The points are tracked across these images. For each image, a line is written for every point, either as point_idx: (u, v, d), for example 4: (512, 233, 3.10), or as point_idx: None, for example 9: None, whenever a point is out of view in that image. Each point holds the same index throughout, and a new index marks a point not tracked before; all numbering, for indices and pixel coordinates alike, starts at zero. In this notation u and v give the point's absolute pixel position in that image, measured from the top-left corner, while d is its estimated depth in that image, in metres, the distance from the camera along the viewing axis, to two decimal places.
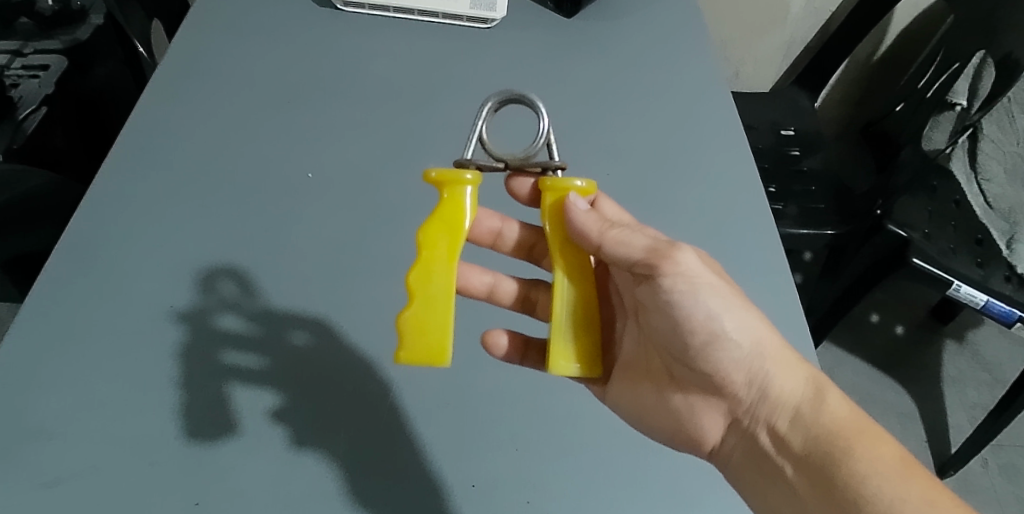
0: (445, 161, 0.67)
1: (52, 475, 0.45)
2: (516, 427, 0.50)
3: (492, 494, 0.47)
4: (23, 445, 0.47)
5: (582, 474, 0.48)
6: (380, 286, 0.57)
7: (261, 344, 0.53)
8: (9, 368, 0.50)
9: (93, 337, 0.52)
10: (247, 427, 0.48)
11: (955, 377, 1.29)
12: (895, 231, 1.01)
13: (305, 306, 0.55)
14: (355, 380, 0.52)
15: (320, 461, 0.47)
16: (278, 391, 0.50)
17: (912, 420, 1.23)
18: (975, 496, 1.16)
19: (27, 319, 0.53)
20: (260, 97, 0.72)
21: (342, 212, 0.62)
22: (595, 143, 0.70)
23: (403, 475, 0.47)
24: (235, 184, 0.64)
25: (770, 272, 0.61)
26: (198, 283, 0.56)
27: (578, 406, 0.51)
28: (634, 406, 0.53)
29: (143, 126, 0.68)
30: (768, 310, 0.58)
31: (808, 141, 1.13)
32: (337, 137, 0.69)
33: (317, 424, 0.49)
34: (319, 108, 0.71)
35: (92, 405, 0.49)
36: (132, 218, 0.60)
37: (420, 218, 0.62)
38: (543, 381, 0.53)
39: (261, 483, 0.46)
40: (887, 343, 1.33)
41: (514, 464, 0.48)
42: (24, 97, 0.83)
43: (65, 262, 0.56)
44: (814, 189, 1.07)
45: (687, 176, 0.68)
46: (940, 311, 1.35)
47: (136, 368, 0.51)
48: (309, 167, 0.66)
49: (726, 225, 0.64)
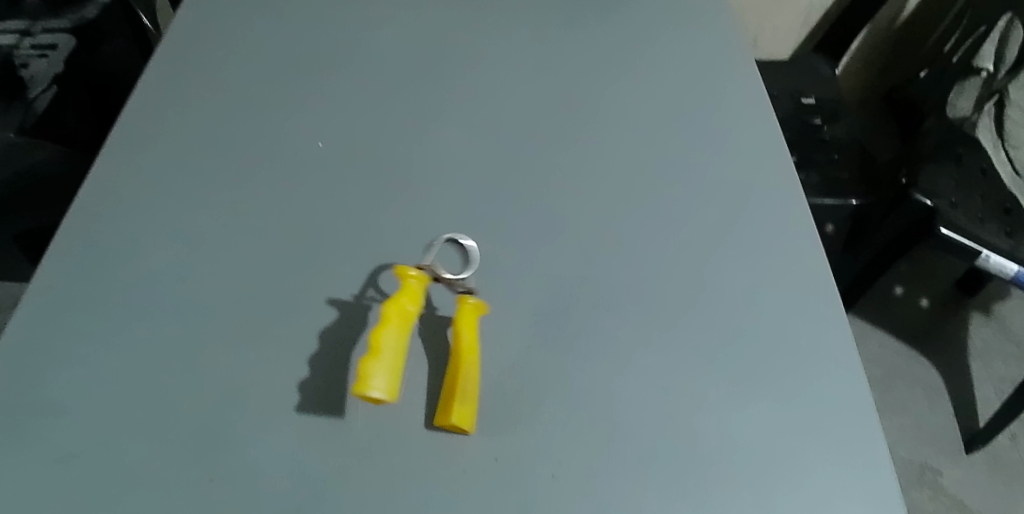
0: (471, 125, 0.63)
1: (62, 451, 0.39)
2: (553, 383, 0.44)
3: (521, 465, 0.40)
4: (32, 419, 0.40)
5: (626, 435, 0.42)
6: (405, 247, 0.51)
7: (204, 332, 0.44)
8: (12, 334, 0.43)
9: (72, 287, 0.46)
10: (184, 462, 0.39)
11: (981, 349, 1.26)
12: (920, 201, 1.00)
13: (313, 258, 0.49)
14: (317, 375, 0.43)
15: (324, 429, 0.40)
16: (222, 413, 0.41)
17: (939, 393, 1.21)
18: (1004, 470, 1.13)
19: (33, 281, 0.46)
20: (270, 58, 0.67)
21: (364, 175, 0.57)
22: (621, 106, 0.67)
23: (415, 443, 0.41)
24: (252, 144, 0.58)
25: (792, 244, 0.55)
26: (218, 242, 0.50)
27: (603, 372, 0.45)
28: (631, 472, 0.41)
29: (148, 85, 0.62)
30: (798, 277, 0.53)
31: (830, 108, 1.10)
32: (355, 99, 0.63)
33: (300, 407, 0.41)
34: (332, 70, 0.66)
35: (75, 362, 0.42)
36: (121, 164, 0.55)
37: (450, 181, 0.57)
38: (550, 356, 0.45)
39: (247, 462, 0.39)
40: (913, 316, 1.29)
41: (568, 429, 0.42)
42: (34, 77, 0.86)
43: (71, 222, 0.50)
44: (837, 157, 1.05)
45: (726, 141, 0.64)
46: (966, 283, 1.32)
47: (118, 321, 0.45)
48: (321, 136, 0.59)
49: (764, 194, 0.59)
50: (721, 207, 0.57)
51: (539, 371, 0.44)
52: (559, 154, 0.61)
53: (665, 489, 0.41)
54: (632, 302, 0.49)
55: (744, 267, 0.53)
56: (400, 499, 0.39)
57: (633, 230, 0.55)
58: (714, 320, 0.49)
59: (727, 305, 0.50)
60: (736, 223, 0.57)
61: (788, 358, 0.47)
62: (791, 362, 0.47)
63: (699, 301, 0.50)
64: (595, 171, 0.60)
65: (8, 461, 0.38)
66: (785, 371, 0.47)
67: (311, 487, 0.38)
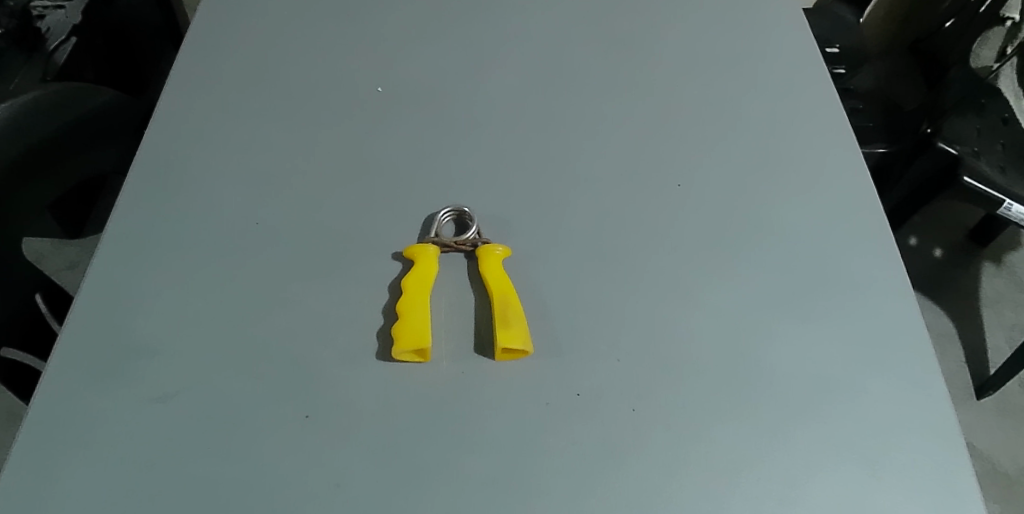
0: (528, 67, 0.60)
1: (161, 390, 0.40)
2: (628, 323, 0.45)
3: (599, 403, 0.41)
4: (129, 360, 0.41)
5: (693, 371, 0.43)
6: (473, 194, 0.50)
7: (284, 282, 0.45)
8: (101, 281, 0.45)
9: (153, 240, 0.47)
10: (282, 405, 0.40)
11: (993, 297, 1.28)
12: (944, 149, 0.94)
13: (381, 207, 0.49)
14: (391, 322, 0.43)
15: (411, 372, 0.41)
16: (312, 358, 0.42)
17: (951, 341, 1.23)
18: (1013, 415, 1.16)
19: (116, 234, 0.47)
20: (317, 2, 0.64)
21: (422, 123, 0.55)
22: (684, 38, 0.63)
23: (496, 384, 0.41)
24: (308, 92, 0.57)
25: (852, 186, 0.52)
26: (288, 191, 0.50)
27: (671, 312, 0.45)
28: (697, 399, 0.42)
29: (202, 32, 0.61)
30: (852, 207, 0.51)
31: (853, 58, 1.09)
32: (406, 44, 0.61)
33: (384, 352, 0.42)
34: (383, 15, 0.63)
35: (164, 312, 0.43)
36: (181, 115, 0.54)
37: (512, 128, 0.55)
38: (621, 299, 0.46)
39: (337, 403, 0.40)
40: (925, 264, 1.31)
41: (645, 366, 0.43)
42: (52, 28, 0.88)
43: (146, 171, 0.51)
44: (862, 107, 1.05)
45: (795, 77, 0.60)
46: (980, 233, 1.33)
47: (200, 271, 0.45)
48: (378, 82, 0.58)
49: (837, 135, 0.55)
50: (796, 151, 0.55)
51: (611, 313, 0.45)
52: (623, 94, 0.58)
53: (730, 415, 0.41)
54: (699, 245, 0.49)
55: (804, 197, 0.52)
56: (488, 437, 0.40)
57: (704, 174, 0.53)
58: (770, 256, 0.49)
59: (782, 245, 0.49)
60: (809, 166, 0.54)
61: (847, 295, 0.47)
62: (851, 300, 0.47)
63: (756, 243, 0.49)
64: (662, 114, 0.57)
65: (114, 399, 0.40)
66: (843, 309, 0.46)
67: (404, 426, 0.40)
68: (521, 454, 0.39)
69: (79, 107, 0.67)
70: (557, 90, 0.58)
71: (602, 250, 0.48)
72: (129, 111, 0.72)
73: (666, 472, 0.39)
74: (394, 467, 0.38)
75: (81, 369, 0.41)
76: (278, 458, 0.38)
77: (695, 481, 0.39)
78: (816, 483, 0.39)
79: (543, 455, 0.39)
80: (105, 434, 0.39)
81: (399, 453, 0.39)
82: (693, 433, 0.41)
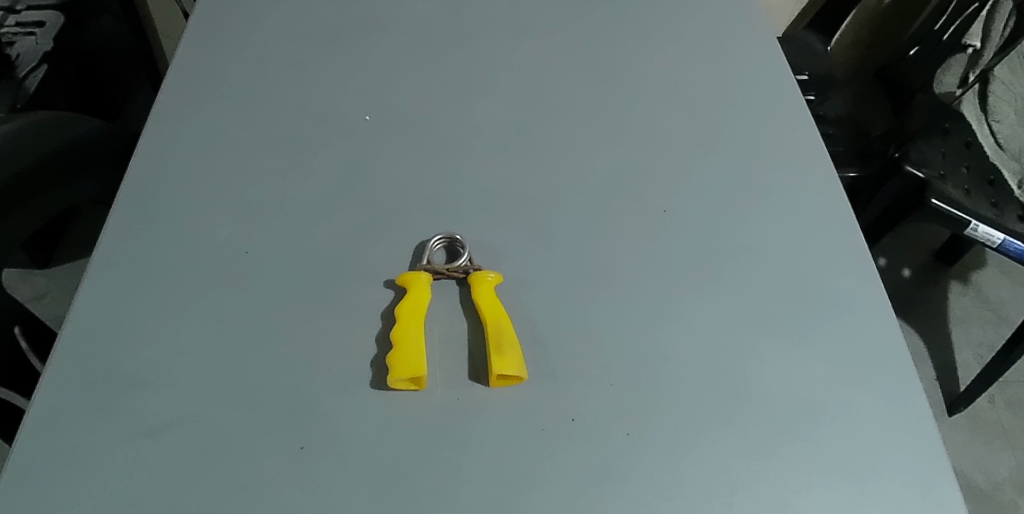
0: (514, 96, 0.61)
1: (151, 424, 0.40)
2: (620, 348, 0.45)
3: (593, 428, 0.41)
4: (120, 392, 0.41)
5: (684, 391, 0.43)
6: (464, 222, 0.51)
7: (276, 310, 0.45)
8: (90, 311, 0.44)
9: (140, 271, 0.46)
10: (275, 436, 0.39)
11: (961, 316, 1.32)
12: (912, 173, 0.96)
13: (373, 235, 0.49)
14: (383, 350, 0.43)
15: (406, 400, 0.41)
16: (303, 387, 0.41)
17: (922, 359, 1.26)
18: (983, 430, 1.19)
19: (104, 265, 0.46)
20: (304, 32, 0.65)
21: (410, 152, 0.55)
22: (666, 67, 0.64)
23: (490, 410, 0.41)
24: (296, 121, 0.57)
25: (831, 211, 0.54)
26: (278, 220, 0.50)
27: (662, 335, 0.46)
28: (688, 421, 0.42)
29: (187, 61, 0.61)
30: (831, 231, 0.53)
31: (822, 84, 1.13)
32: (393, 73, 0.62)
33: (379, 381, 0.42)
34: (368, 45, 0.64)
35: (153, 343, 0.43)
36: (168, 145, 0.54)
37: (500, 156, 0.56)
38: (614, 325, 0.46)
39: (333, 432, 0.40)
40: (895, 285, 1.35)
41: (637, 390, 0.43)
42: (22, 55, 0.93)
43: (134, 201, 0.50)
44: (833, 132, 1.08)
45: (774, 103, 0.61)
46: (947, 254, 1.37)
47: (190, 301, 0.45)
48: (368, 110, 0.58)
49: (816, 160, 0.57)
50: (778, 176, 0.56)
51: (602, 339, 0.45)
52: (608, 122, 0.59)
53: (720, 436, 0.42)
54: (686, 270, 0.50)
55: (785, 221, 0.53)
56: (485, 465, 0.39)
57: (689, 198, 0.54)
58: (756, 279, 0.49)
59: (766, 267, 0.50)
60: (789, 191, 0.55)
61: (831, 315, 0.48)
62: (835, 320, 0.48)
63: (740, 266, 0.50)
64: (646, 141, 0.58)
65: (102, 434, 0.39)
66: (828, 328, 0.47)
67: (397, 454, 0.39)
68: (517, 482, 0.39)
69: (63, 136, 0.66)
70: (544, 119, 0.59)
71: (593, 276, 0.49)
72: (112, 140, 0.72)
73: (661, 494, 0.40)
74: (391, 497, 0.38)
75: (69, 402, 0.40)
76: (271, 490, 0.38)
77: (688, 502, 0.39)
78: (803, 500, 0.40)
79: (541, 481, 0.39)
80: (94, 469, 0.38)
81: (395, 484, 0.38)
82: (684, 454, 0.41)
